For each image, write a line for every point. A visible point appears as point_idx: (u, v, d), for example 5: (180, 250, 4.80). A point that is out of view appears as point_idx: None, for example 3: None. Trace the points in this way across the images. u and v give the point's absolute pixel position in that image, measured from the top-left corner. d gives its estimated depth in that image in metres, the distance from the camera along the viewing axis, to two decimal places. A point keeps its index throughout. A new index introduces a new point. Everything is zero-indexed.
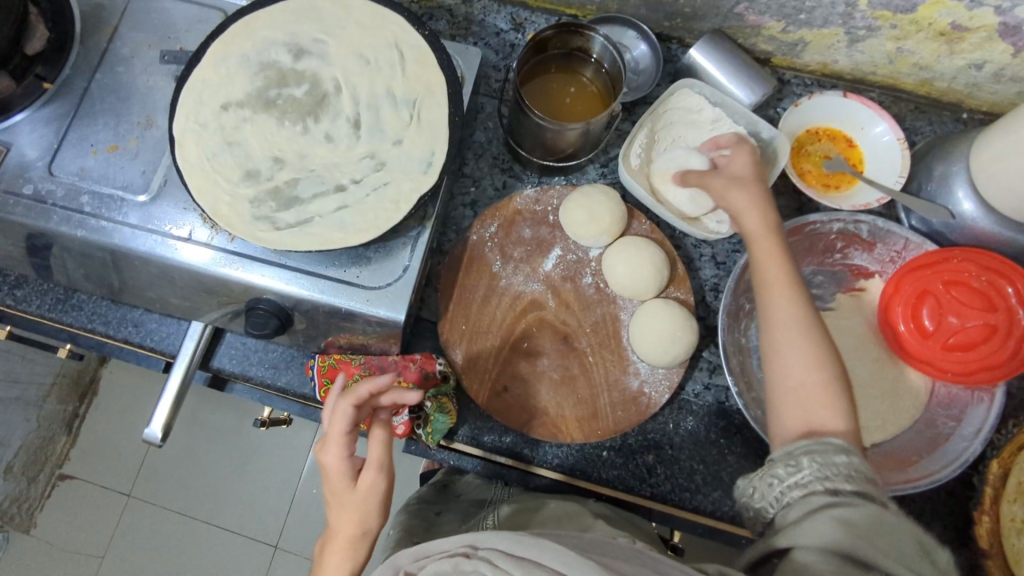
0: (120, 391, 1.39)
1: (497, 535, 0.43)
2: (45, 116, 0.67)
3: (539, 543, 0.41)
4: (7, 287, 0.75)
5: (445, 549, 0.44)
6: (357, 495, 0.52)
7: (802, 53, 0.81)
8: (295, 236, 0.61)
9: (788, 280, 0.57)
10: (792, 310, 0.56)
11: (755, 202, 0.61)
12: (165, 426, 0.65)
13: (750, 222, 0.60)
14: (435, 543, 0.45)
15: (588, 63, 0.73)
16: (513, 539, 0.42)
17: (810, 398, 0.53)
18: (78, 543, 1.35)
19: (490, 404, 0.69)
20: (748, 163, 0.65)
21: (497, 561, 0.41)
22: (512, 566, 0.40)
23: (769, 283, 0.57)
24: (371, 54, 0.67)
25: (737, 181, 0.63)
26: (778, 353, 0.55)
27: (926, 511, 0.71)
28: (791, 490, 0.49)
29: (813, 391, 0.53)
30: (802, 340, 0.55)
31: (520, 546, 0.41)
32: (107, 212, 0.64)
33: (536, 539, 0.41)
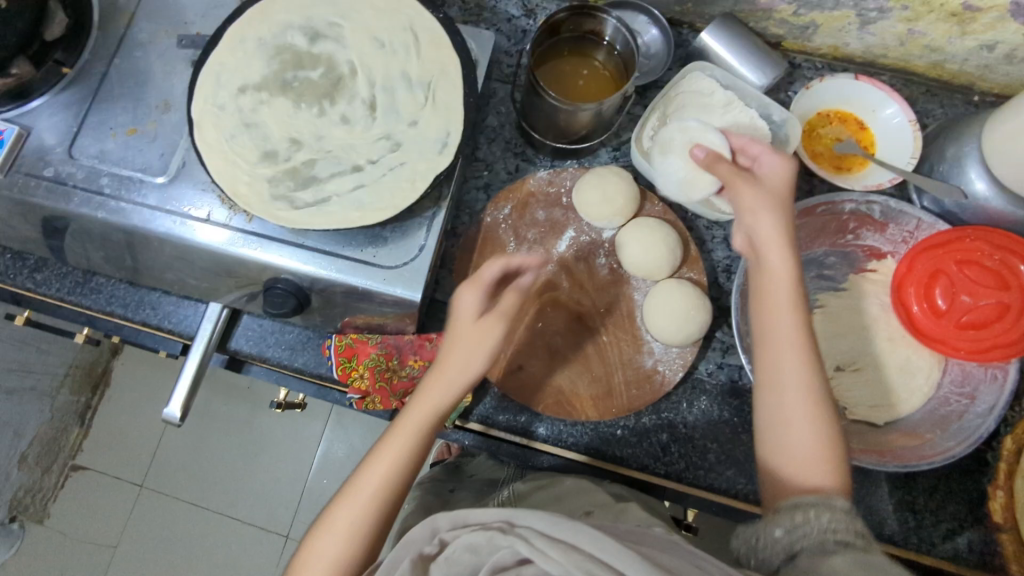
0: (132, 382, 1.40)
1: (538, 513, 0.43)
2: (64, 101, 0.68)
3: (584, 529, 0.41)
4: (27, 270, 0.76)
5: (484, 520, 0.45)
6: (479, 324, 0.59)
7: (813, 36, 0.81)
8: (314, 215, 0.62)
9: (800, 334, 0.57)
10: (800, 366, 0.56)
11: (779, 232, 0.58)
12: (183, 406, 0.66)
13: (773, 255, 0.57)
14: (475, 513, 0.45)
15: (601, 46, 0.73)
16: (553, 519, 0.42)
17: (809, 459, 0.54)
18: (90, 534, 1.35)
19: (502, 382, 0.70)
20: (782, 178, 0.61)
21: (536, 540, 0.41)
22: (551, 547, 0.41)
23: (782, 337, 0.56)
24: (386, 37, 0.68)
25: (766, 201, 0.59)
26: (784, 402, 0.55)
27: (938, 489, 0.72)
28: (799, 541, 0.49)
29: (810, 450, 0.55)
30: (804, 401, 0.55)
31: (561, 529, 0.41)
32: (126, 193, 0.65)
33: (579, 524, 0.41)
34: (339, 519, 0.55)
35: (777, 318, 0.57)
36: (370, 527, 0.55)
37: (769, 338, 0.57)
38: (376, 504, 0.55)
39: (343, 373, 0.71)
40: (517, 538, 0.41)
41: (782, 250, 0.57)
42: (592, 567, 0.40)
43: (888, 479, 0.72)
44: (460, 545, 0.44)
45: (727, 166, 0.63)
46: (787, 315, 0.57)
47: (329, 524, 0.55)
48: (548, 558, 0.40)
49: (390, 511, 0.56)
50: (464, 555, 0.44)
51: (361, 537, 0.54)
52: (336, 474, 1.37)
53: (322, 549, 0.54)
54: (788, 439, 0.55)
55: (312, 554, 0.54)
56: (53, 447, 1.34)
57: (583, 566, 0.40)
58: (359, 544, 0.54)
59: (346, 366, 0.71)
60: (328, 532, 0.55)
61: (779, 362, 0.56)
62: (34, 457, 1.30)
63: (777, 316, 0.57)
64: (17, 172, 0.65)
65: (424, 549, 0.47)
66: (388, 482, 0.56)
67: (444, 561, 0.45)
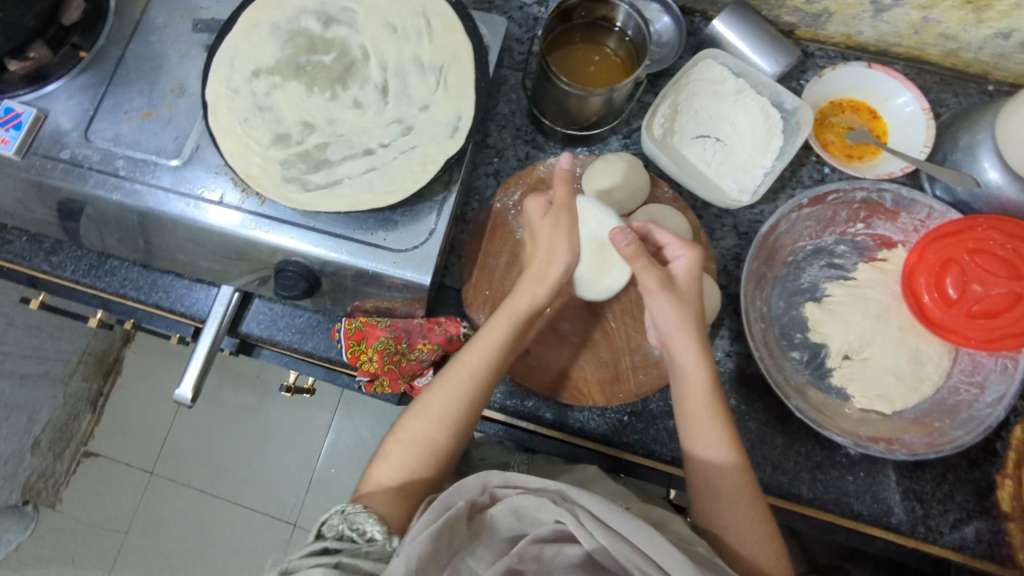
0: (144, 369, 1.41)
1: (590, 495, 0.49)
2: (81, 84, 0.69)
3: (634, 521, 0.47)
4: (44, 253, 0.77)
5: (535, 488, 0.50)
6: (549, 234, 0.66)
7: (826, 24, 0.81)
8: (325, 197, 0.62)
9: (714, 434, 0.62)
10: (722, 466, 0.61)
11: (686, 330, 0.63)
12: (195, 388, 0.67)
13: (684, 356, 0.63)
14: (527, 479, 0.51)
15: (612, 32, 0.73)
16: (604, 505, 0.48)
17: (750, 548, 0.59)
18: (101, 519, 1.36)
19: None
20: (691, 274, 0.65)
21: (587, 520, 0.48)
22: (600, 530, 0.47)
23: (698, 443, 0.62)
24: (399, 23, 0.68)
25: (675, 302, 0.63)
26: (715, 509, 0.61)
27: (947, 478, 0.72)
28: None
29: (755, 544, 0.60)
30: (738, 504, 0.60)
31: (611, 516, 0.48)
32: (141, 176, 0.66)
33: (629, 516, 0.48)
34: (432, 408, 0.63)
35: (703, 432, 0.62)
36: (457, 416, 0.62)
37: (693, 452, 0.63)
38: (463, 397, 0.63)
39: (353, 356, 0.71)
40: (570, 514, 0.48)
41: (690, 347, 0.63)
42: (637, 560, 0.46)
43: (896, 468, 0.72)
44: (509, 507, 0.50)
45: (645, 266, 0.63)
46: (710, 422, 0.62)
47: (420, 412, 0.63)
48: (595, 538, 0.47)
49: (478, 403, 0.63)
50: (510, 516, 0.50)
51: (446, 426, 0.62)
52: (344, 462, 1.38)
53: (413, 432, 0.62)
54: (732, 539, 0.60)
55: (401, 436, 0.63)
56: (66, 432, 1.35)
57: (629, 555, 0.46)
58: (446, 431, 0.62)
59: (355, 349, 0.71)
60: (419, 418, 0.63)
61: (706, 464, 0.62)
62: (48, 443, 1.31)
63: (700, 425, 0.62)
64: (33, 154, 0.66)
65: (477, 498, 0.51)
66: (474, 378, 0.63)
67: (493, 515, 0.50)
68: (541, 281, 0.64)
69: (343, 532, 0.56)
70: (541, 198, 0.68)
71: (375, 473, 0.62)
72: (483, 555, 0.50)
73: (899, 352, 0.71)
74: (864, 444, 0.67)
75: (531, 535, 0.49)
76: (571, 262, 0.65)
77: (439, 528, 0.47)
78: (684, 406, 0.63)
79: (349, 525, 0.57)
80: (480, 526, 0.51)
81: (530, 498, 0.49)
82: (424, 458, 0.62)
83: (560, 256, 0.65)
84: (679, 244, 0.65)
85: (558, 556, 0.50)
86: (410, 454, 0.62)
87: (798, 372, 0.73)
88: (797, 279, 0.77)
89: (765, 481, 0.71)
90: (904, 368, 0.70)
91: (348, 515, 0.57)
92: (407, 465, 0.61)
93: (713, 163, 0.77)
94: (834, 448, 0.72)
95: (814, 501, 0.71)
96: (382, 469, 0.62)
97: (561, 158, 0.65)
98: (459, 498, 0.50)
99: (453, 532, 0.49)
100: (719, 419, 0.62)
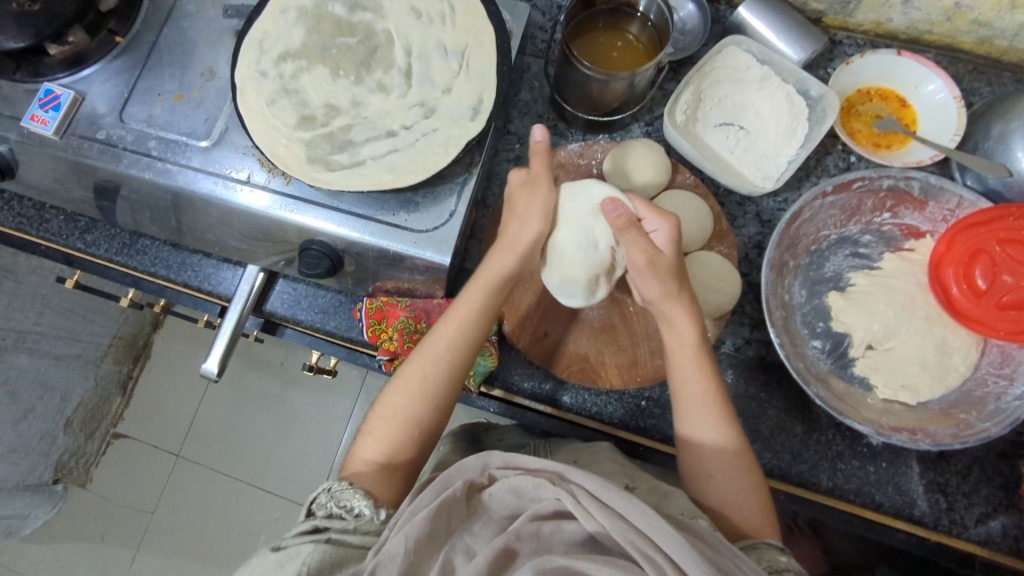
0: (173, 354, 1.45)
1: (589, 476, 0.48)
2: (117, 68, 0.71)
3: (631, 500, 0.46)
4: (79, 232, 0.80)
5: (535, 468, 0.51)
6: (525, 201, 0.67)
7: (855, 11, 0.80)
8: (349, 176, 0.64)
9: (705, 391, 0.62)
10: (716, 430, 0.61)
11: (680, 295, 0.63)
12: (220, 362, 0.69)
13: (679, 322, 0.63)
14: (527, 460, 0.51)
15: (635, 18, 0.73)
16: (603, 485, 0.48)
17: (742, 512, 0.59)
18: (129, 498, 1.40)
19: (512, 329, 0.72)
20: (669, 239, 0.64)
21: (585, 499, 0.47)
22: (599, 510, 0.46)
23: (687, 403, 0.62)
24: (423, 9, 0.69)
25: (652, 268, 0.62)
26: (708, 476, 0.60)
27: (972, 471, 0.70)
28: None
29: (752, 511, 0.59)
30: (724, 454, 0.60)
31: (609, 494, 0.47)
32: (172, 156, 0.68)
33: (626, 496, 0.47)
34: (413, 381, 0.63)
35: (686, 381, 0.62)
36: (439, 388, 0.63)
37: (679, 404, 0.62)
38: (441, 370, 0.63)
39: (373, 335, 0.73)
40: (567, 493, 0.48)
41: (682, 307, 0.63)
42: (635, 538, 0.45)
43: (920, 460, 0.70)
44: (507, 486, 0.50)
45: (635, 235, 0.62)
46: (697, 381, 0.62)
47: (400, 386, 0.64)
48: (594, 518, 0.46)
49: (459, 375, 0.64)
50: (509, 494, 0.51)
51: (427, 400, 0.63)
52: None
53: (396, 407, 0.63)
54: (713, 491, 0.60)
55: (383, 412, 0.63)
56: (96, 414, 1.39)
57: (626, 535, 0.45)
58: (427, 404, 0.63)
59: (376, 328, 0.73)
60: (400, 393, 0.63)
61: (698, 425, 0.61)
62: (80, 423, 1.36)
63: (683, 374, 0.62)
64: (71, 135, 0.68)
65: (475, 478, 0.52)
66: (451, 349, 0.64)
67: (490, 494, 0.51)
68: (513, 249, 0.66)
69: (331, 510, 0.57)
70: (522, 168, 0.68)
71: (359, 451, 0.63)
72: (480, 533, 0.51)
73: (924, 343, 0.69)
74: (886, 433, 0.66)
75: (529, 513, 0.49)
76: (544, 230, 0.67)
77: (436, 508, 0.49)
78: (672, 368, 0.63)
79: (337, 503, 0.57)
80: (481, 506, 0.52)
81: (526, 477, 0.50)
82: (406, 433, 0.62)
83: (535, 223, 0.66)
84: (654, 218, 0.65)
85: (557, 533, 0.49)
86: (393, 431, 0.62)
87: (820, 361, 0.72)
88: (821, 269, 0.76)
89: (784, 469, 0.71)
90: (930, 359, 0.69)
91: (335, 493, 0.58)
92: (390, 440, 0.62)
93: (736, 150, 0.76)
94: (856, 438, 0.71)
95: (834, 490, 0.70)
96: (368, 446, 0.62)
97: (536, 130, 0.66)
98: (457, 479, 0.52)
99: (451, 512, 0.50)
100: (710, 382, 0.62)
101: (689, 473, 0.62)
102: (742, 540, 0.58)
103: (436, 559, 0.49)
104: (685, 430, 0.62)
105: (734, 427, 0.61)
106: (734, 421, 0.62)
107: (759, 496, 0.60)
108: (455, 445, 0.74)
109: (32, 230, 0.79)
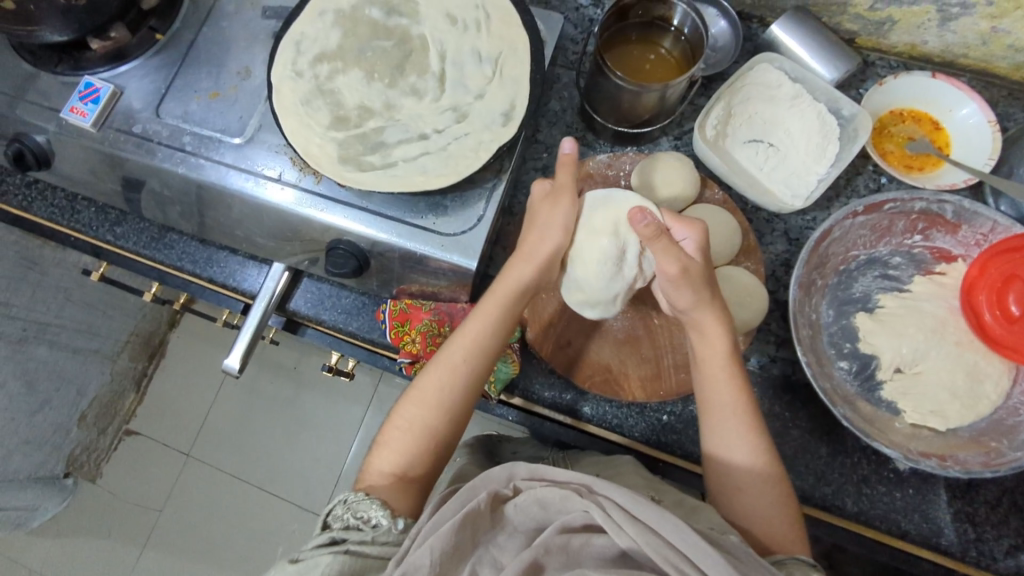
0: (190, 353, 1.46)
1: (617, 488, 0.47)
2: (155, 64, 0.72)
3: (663, 515, 0.45)
4: (109, 224, 0.80)
5: (560, 479, 0.50)
6: (547, 213, 0.67)
7: (889, 33, 0.79)
8: (380, 177, 0.64)
9: (735, 401, 0.61)
10: (748, 443, 0.60)
11: (716, 313, 0.62)
12: (242, 359, 0.69)
13: (713, 335, 0.62)
14: (553, 472, 0.50)
15: (668, 32, 0.73)
16: (634, 497, 0.46)
17: (775, 526, 0.58)
18: (138, 495, 1.40)
19: (536, 331, 0.71)
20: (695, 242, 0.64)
21: (616, 513, 0.46)
22: (629, 523, 0.45)
23: (716, 415, 0.61)
24: (459, 15, 0.70)
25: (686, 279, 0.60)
26: (739, 490, 0.59)
27: (1001, 502, 0.69)
28: None
29: (783, 524, 0.58)
30: (754, 466, 0.59)
31: (640, 507, 0.46)
32: (206, 151, 0.68)
33: (658, 508, 0.45)
34: (429, 393, 0.63)
35: (716, 391, 0.62)
36: (454, 401, 0.63)
37: (709, 416, 0.62)
38: (457, 382, 0.63)
39: (395, 337, 0.72)
40: (596, 505, 0.47)
41: (717, 326, 0.62)
42: (669, 554, 0.44)
43: (947, 488, 0.69)
44: (532, 497, 0.49)
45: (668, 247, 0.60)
46: (726, 391, 0.61)
47: (416, 398, 0.63)
48: (625, 532, 0.45)
49: (474, 387, 0.64)
50: (533, 506, 0.49)
51: (444, 411, 0.63)
52: None
53: (412, 419, 0.62)
54: (743, 503, 0.59)
55: (398, 423, 0.63)
56: (111, 409, 1.40)
57: (661, 550, 0.44)
58: (444, 415, 0.63)
59: (398, 330, 0.72)
60: (415, 405, 0.63)
61: (727, 439, 0.60)
62: (93, 417, 1.36)
63: (714, 384, 0.62)
64: (108, 128, 0.69)
65: (499, 489, 0.51)
66: (467, 362, 0.63)
67: (515, 505, 0.50)
68: (530, 261, 0.66)
69: (348, 521, 0.56)
70: (544, 182, 0.69)
71: (375, 462, 0.62)
72: (507, 545, 0.50)
73: (955, 368, 0.68)
74: (914, 458, 0.65)
75: (558, 524, 0.48)
76: (565, 241, 0.67)
77: (462, 519, 0.48)
78: (700, 380, 0.63)
79: (354, 514, 0.57)
80: (505, 517, 0.51)
81: (553, 489, 0.48)
82: (423, 444, 0.62)
83: (554, 234, 0.66)
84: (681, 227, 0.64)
85: (587, 547, 0.47)
86: (409, 443, 0.62)
87: (847, 383, 0.71)
88: (849, 289, 0.75)
89: (807, 491, 0.69)
90: (960, 384, 0.67)
91: (351, 504, 0.57)
92: (406, 452, 0.61)
93: (766, 167, 0.76)
94: (883, 462, 0.70)
95: (858, 515, 0.69)
96: (382, 457, 0.62)
97: (566, 142, 0.67)
98: (481, 489, 0.51)
99: (476, 524, 0.49)
100: (739, 394, 0.61)
101: (716, 488, 0.61)
102: (773, 555, 0.56)
103: (465, 566, 0.49)
104: (714, 442, 0.61)
105: (763, 439, 0.61)
106: (765, 434, 0.61)
107: (790, 508, 0.59)
108: (473, 456, 0.73)
109: (64, 221, 0.80)
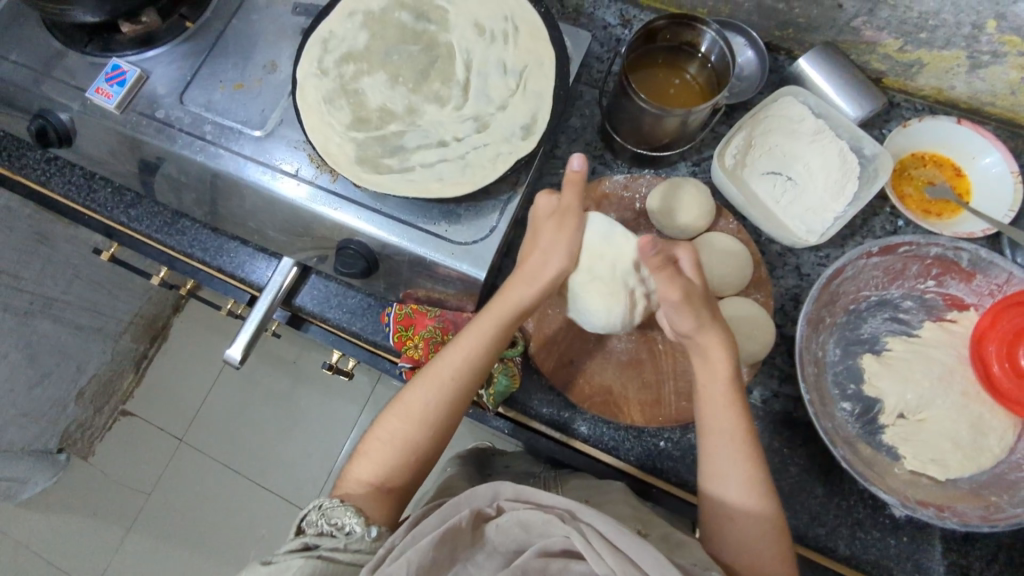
0: (193, 338, 1.46)
1: (600, 517, 0.47)
2: (183, 51, 0.72)
3: (644, 547, 0.44)
4: (124, 206, 0.81)
5: (546, 503, 0.49)
6: (551, 236, 0.67)
7: (916, 75, 0.79)
8: (396, 181, 0.64)
9: (734, 429, 0.61)
10: (742, 474, 0.59)
11: (721, 343, 0.62)
12: (244, 350, 0.69)
13: (717, 359, 0.62)
14: (538, 494, 0.49)
15: (694, 58, 0.73)
16: (614, 526, 0.46)
17: (764, 559, 0.57)
18: (128, 476, 1.40)
19: (537, 355, 0.71)
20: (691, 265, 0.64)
21: (596, 542, 0.45)
22: (609, 554, 0.44)
23: (715, 442, 0.61)
24: (487, 26, 0.70)
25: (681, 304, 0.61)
26: (729, 522, 0.59)
27: (996, 558, 0.67)
28: None
29: (772, 557, 0.57)
30: (748, 497, 0.59)
31: (622, 537, 0.45)
32: (225, 141, 0.68)
33: (640, 540, 0.45)
34: (413, 407, 0.63)
35: (715, 416, 0.61)
36: (440, 418, 0.63)
37: (706, 439, 0.61)
38: (444, 399, 0.63)
39: (399, 340, 0.72)
40: (577, 533, 0.46)
41: (722, 351, 0.62)
42: None
43: (942, 539, 0.68)
44: (514, 519, 0.49)
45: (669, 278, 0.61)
46: (726, 418, 0.61)
47: (401, 410, 0.63)
48: (604, 561, 0.44)
49: (461, 405, 0.64)
50: (515, 527, 0.49)
51: (428, 426, 0.62)
52: None
53: (393, 432, 0.62)
54: (731, 533, 0.59)
55: (381, 434, 0.63)
56: (108, 389, 1.40)
57: None
58: (428, 431, 0.62)
59: (402, 335, 0.72)
60: (399, 417, 0.63)
61: (722, 467, 0.60)
62: (91, 394, 1.36)
63: (713, 409, 0.62)
64: (132, 111, 0.70)
65: (482, 508, 0.50)
66: (457, 378, 0.63)
67: (498, 525, 0.49)
68: (530, 283, 0.65)
69: (321, 528, 0.56)
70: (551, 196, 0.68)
71: (354, 470, 0.62)
72: (485, 565, 0.50)
73: (960, 417, 0.67)
74: (912, 506, 0.63)
75: (539, 548, 0.48)
76: (569, 265, 0.66)
77: (441, 536, 0.48)
78: (701, 405, 0.63)
79: (328, 521, 0.56)
80: (486, 537, 0.50)
81: (537, 512, 0.48)
82: (402, 457, 0.62)
83: (556, 259, 0.66)
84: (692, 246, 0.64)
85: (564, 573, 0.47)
86: (390, 454, 0.61)
87: (848, 424, 0.70)
88: (857, 329, 0.74)
89: (801, 530, 0.68)
90: (963, 435, 0.66)
91: (326, 510, 0.57)
92: (385, 462, 0.61)
93: (782, 202, 0.75)
94: (879, 507, 0.69)
95: (850, 559, 0.68)
96: (360, 466, 0.62)
97: (574, 159, 0.64)
98: (464, 506, 0.50)
99: (456, 540, 0.49)
100: (737, 423, 0.61)
101: (708, 516, 0.61)
102: None
103: None
104: (708, 470, 0.61)
105: (760, 470, 0.60)
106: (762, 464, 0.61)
107: (783, 542, 0.58)
108: (465, 468, 0.73)
109: (80, 199, 0.81)
